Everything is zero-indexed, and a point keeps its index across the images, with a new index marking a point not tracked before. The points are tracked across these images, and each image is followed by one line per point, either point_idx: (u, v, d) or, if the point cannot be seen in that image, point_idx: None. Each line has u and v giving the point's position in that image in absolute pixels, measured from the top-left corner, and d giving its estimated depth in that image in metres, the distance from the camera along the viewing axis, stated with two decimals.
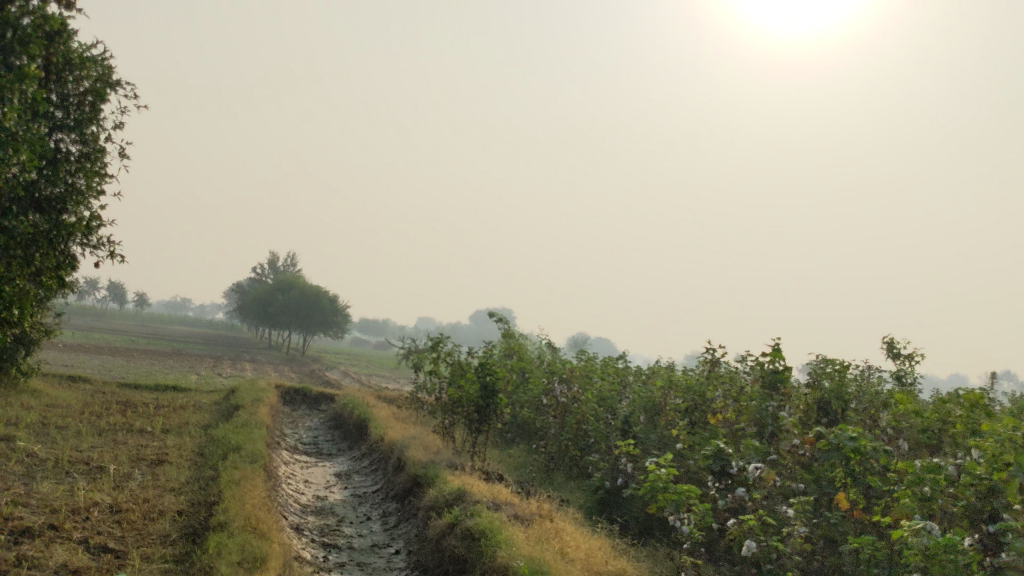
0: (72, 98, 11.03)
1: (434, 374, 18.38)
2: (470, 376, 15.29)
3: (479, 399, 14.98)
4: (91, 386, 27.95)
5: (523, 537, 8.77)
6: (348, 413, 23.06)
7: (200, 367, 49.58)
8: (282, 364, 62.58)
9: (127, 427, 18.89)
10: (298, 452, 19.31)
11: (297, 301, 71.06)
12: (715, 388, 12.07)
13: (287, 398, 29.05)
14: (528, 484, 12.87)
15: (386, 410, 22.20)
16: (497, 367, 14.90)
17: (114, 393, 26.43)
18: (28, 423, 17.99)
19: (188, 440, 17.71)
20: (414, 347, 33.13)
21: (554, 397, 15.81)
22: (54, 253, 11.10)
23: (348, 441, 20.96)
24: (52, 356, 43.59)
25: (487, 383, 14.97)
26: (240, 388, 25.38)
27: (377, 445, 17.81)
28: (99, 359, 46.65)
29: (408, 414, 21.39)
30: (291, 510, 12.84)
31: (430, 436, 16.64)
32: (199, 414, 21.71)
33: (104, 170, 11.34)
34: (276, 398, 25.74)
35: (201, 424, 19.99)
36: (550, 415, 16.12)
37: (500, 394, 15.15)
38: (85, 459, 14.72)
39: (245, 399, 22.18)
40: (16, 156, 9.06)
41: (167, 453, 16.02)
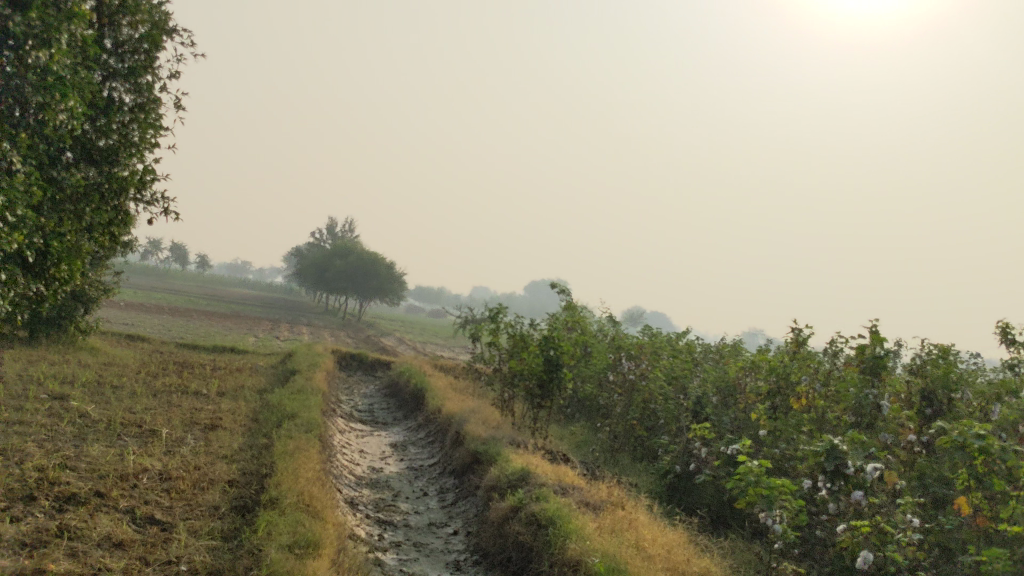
0: (127, 44, 10.48)
1: (494, 345, 17.66)
2: (533, 349, 14.48)
3: (542, 373, 14.21)
4: (149, 345, 27.88)
5: (595, 528, 8.05)
6: (405, 382, 22.57)
7: (257, 330, 49.68)
8: (338, 329, 62.64)
9: (182, 390, 18.60)
10: (353, 420, 18.81)
11: (354, 266, 71.10)
12: (800, 371, 11.19)
13: (343, 364, 28.73)
14: (594, 466, 12.16)
15: (443, 380, 21.59)
16: (562, 340, 14.05)
17: (171, 353, 26.28)
18: (84, 383, 17.78)
19: (243, 405, 17.32)
20: (472, 316, 32.52)
21: (621, 374, 15.04)
22: (106, 207, 10.64)
23: (404, 410, 20.43)
24: (114, 314, 44.00)
25: (551, 357, 14.15)
26: (296, 353, 25.02)
27: (434, 416, 17.21)
28: (159, 319, 47.00)
29: (466, 385, 20.81)
30: (346, 482, 12.29)
31: (489, 410, 15.97)
32: (254, 378, 21.37)
33: (158, 121, 10.85)
34: (332, 364, 25.39)
35: (256, 388, 19.64)
36: (615, 392, 15.36)
37: (564, 368, 14.31)
38: (138, 422, 14.38)
39: (301, 364, 21.81)
40: (65, 101, 8.51)
41: (221, 418, 15.63)
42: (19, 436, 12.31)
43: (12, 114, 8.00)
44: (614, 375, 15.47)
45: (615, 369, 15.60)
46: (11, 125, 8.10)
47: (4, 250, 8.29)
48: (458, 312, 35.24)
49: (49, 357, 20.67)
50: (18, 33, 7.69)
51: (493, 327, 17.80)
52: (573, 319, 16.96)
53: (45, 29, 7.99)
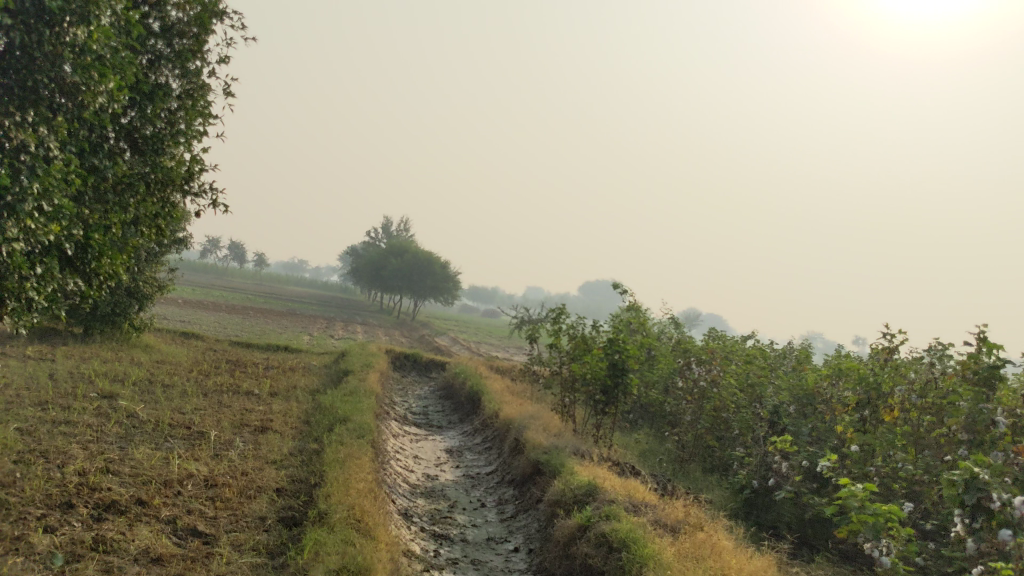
0: (175, 27, 9.90)
1: (554, 348, 16.88)
2: (597, 353, 13.66)
3: (606, 379, 13.38)
4: (204, 343, 27.65)
5: (675, 553, 7.26)
6: (460, 383, 21.93)
7: (312, 328, 49.58)
8: (392, 328, 62.41)
9: (234, 389, 18.16)
10: (407, 423, 18.20)
11: (409, 265, 70.89)
12: (894, 381, 10.22)
13: (397, 364, 28.21)
14: (664, 480, 11.35)
15: (500, 383, 20.88)
16: (629, 343, 13.20)
17: (225, 352, 25.98)
18: (135, 381, 17.41)
19: (295, 406, 16.81)
20: (529, 317, 31.78)
21: (691, 380, 14.18)
22: (152, 199, 10.09)
23: (459, 413, 19.78)
24: (170, 311, 44.20)
25: (617, 361, 13.31)
26: (350, 352, 24.52)
27: (491, 421, 16.51)
28: (215, 316, 47.11)
29: (523, 389, 20.09)
30: (400, 491, 11.63)
31: (550, 416, 15.21)
32: (307, 378, 20.88)
33: (206, 109, 10.28)
34: (386, 364, 24.87)
35: (309, 389, 19.15)
36: (684, 399, 14.51)
37: (630, 374, 13.38)
38: (186, 423, 13.90)
39: (354, 364, 21.28)
40: (104, 83, 7.94)
41: (272, 420, 15.11)
42: (64, 437, 11.88)
43: (48, 96, 7.44)
44: (683, 381, 14.58)
45: (683, 375, 14.72)
46: (50, 109, 7.54)
47: (39, 242, 7.74)
48: (514, 312, 34.56)
49: (102, 354, 20.42)
50: (54, 9, 7.11)
51: (554, 329, 17.01)
52: (638, 321, 16.10)
53: (82, 5, 7.43)
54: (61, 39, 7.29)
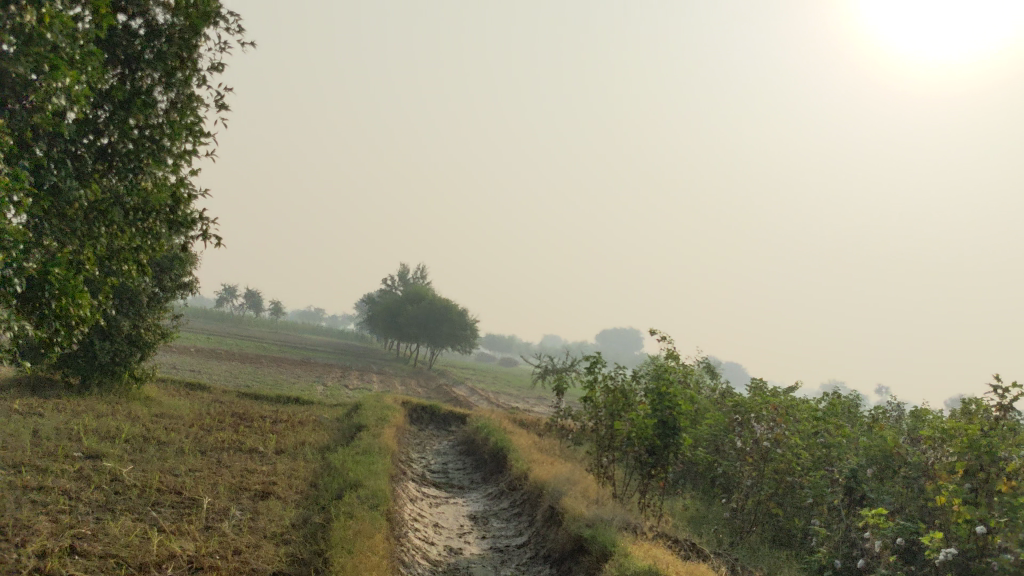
0: (159, 28, 8.44)
1: (590, 401, 15.22)
2: (644, 408, 12.01)
3: (655, 439, 11.69)
4: (210, 395, 26.08)
5: None
6: (483, 438, 20.26)
7: (326, 378, 48.05)
8: (409, 377, 60.76)
9: (237, 447, 16.56)
10: (426, 484, 16.54)
11: (426, 313, 69.43)
12: (1013, 446, 8.54)
13: (415, 416, 26.59)
14: (731, 560, 9.66)
15: (527, 438, 19.20)
16: (682, 398, 11.54)
17: (231, 404, 24.39)
18: (127, 439, 15.84)
19: (303, 466, 15.18)
20: (554, 366, 30.10)
21: (750, 440, 12.49)
22: (132, 230, 8.61)
23: (483, 472, 18.11)
24: (179, 360, 42.76)
25: (667, 418, 11.64)
26: (364, 404, 22.90)
27: (519, 483, 14.83)
28: (227, 366, 45.64)
29: (552, 446, 18.42)
30: (419, 571, 9.96)
31: (587, 480, 13.52)
32: (317, 433, 19.26)
33: (197, 125, 8.85)
34: (403, 418, 23.23)
35: (318, 445, 17.54)
36: (741, 462, 12.84)
37: (683, 433, 11.70)
38: (177, 488, 12.29)
39: (369, 417, 19.67)
40: (63, 84, 6.46)
41: (276, 483, 13.48)
42: (33, 507, 10.29)
43: None
44: (742, 441, 12.88)
45: (740, 433, 13.03)
46: None
47: None
48: (536, 361, 32.92)
49: (97, 408, 18.87)
50: None
51: (590, 379, 15.39)
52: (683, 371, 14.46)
53: None
54: (3, 20, 5.84)
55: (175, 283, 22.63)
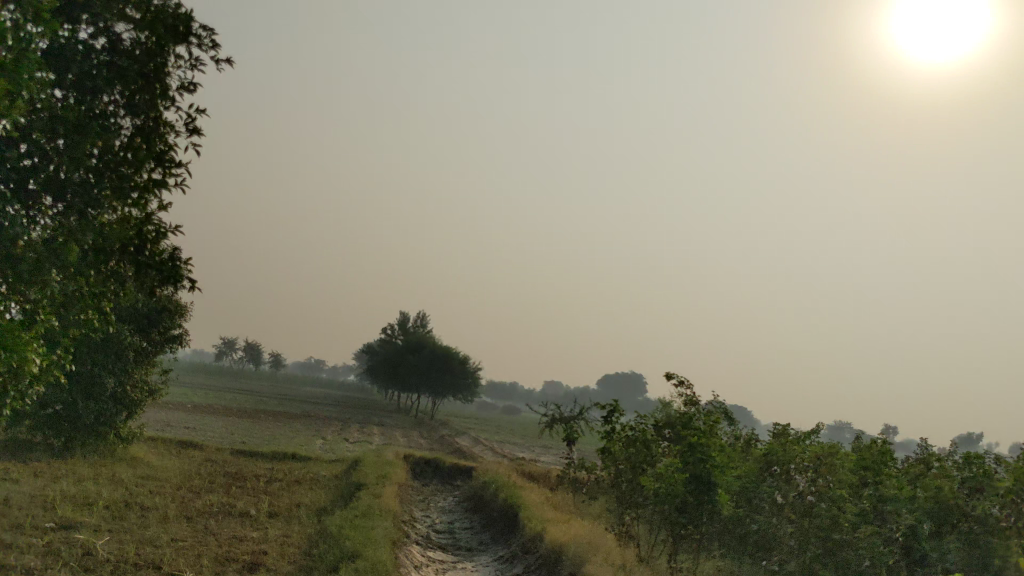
0: (122, 45, 7.50)
1: (608, 454, 14.02)
2: (673, 460, 10.83)
3: (687, 496, 10.54)
4: (201, 453, 24.80)
5: None
6: (491, 495, 19.03)
7: (326, 432, 46.69)
8: (410, 428, 59.31)
9: (226, 512, 15.34)
10: (432, 547, 15.30)
11: (427, 362, 68.11)
12: None
13: (418, 471, 25.32)
14: None
15: (538, 493, 17.95)
16: (716, 449, 10.35)
17: (223, 463, 23.11)
18: (107, 506, 14.62)
19: (297, 532, 13.95)
20: (561, 415, 28.86)
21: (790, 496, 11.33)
22: (90, 272, 7.59)
23: (492, 532, 16.87)
24: (173, 417, 41.46)
25: (699, 473, 10.45)
26: (364, 460, 21.66)
27: (533, 546, 13.62)
28: (223, 421, 44.27)
29: (566, 502, 17.18)
30: None
31: (610, 543, 12.27)
32: (314, 493, 18.02)
33: (166, 154, 7.88)
34: (405, 474, 21.98)
35: (315, 507, 16.31)
36: (781, 520, 11.68)
37: (718, 489, 10.55)
38: (158, 562, 11.09)
39: (369, 475, 18.44)
40: None
41: (266, 553, 12.25)
42: None
43: None
44: (781, 495, 11.67)
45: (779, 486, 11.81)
46: None
47: None
48: (542, 409, 31.72)
49: (77, 471, 17.64)
50: None
51: (607, 429, 14.21)
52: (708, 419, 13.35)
53: None
54: None
55: (164, 336, 21.51)
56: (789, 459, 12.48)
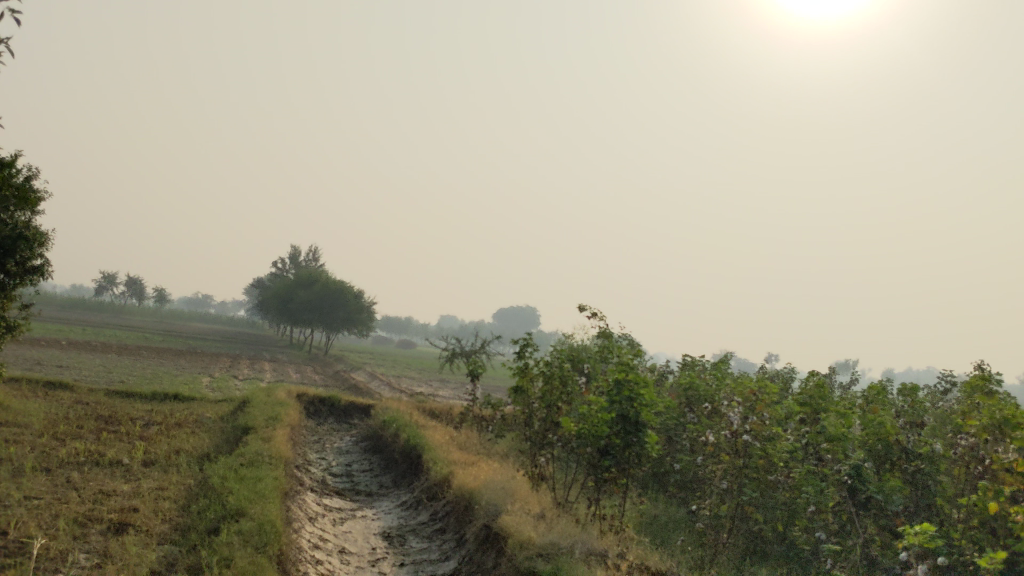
0: None
1: (519, 389, 12.90)
2: (596, 399, 9.69)
3: (612, 438, 9.35)
4: (71, 395, 22.73)
5: None
6: (390, 434, 17.82)
7: (215, 369, 44.60)
8: (302, 364, 57.39)
9: (94, 462, 13.69)
10: (328, 494, 14.03)
11: (320, 296, 66.00)
12: None
13: (311, 410, 23.89)
14: None
15: (442, 433, 16.78)
16: (645, 386, 9.25)
17: (96, 405, 21.20)
18: None
19: (174, 484, 12.43)
20: (462, 349, 27.74)
21: (723, 432, 10.19)
22: None
23: (393, 475, 15.70)
24: (46, 356, 38.72)
25: (626, 413, 9.33)
26: (253, 400, 20.13)
27: (440, 491, 12.50)
28: (101, 359, 41.58)
29: (472, 442, 16.12)
30: None
31: (526, 488, 11.19)
32: (196, 438, 16.44)
33: None
34: (298, 414, 20.56)
35: (197, 453, 14.80)
36: (708, 461, 10.83)
37: (647, 429, 9.35)
38: (5, 525, 9.48)
39: (257, 416, 16.97)
40: None
41: (138, 509, 10.78)
42: None
43: None
44: (709, 433, 10.86)
45: (707, 423, 10.90)
46: None
47: None
48: (441, 343, 30.56)
49: None
50: None
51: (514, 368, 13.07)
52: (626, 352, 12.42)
53: None
54: None
55: (21, 267, 19.40)
56: (716, 395, 11.62)
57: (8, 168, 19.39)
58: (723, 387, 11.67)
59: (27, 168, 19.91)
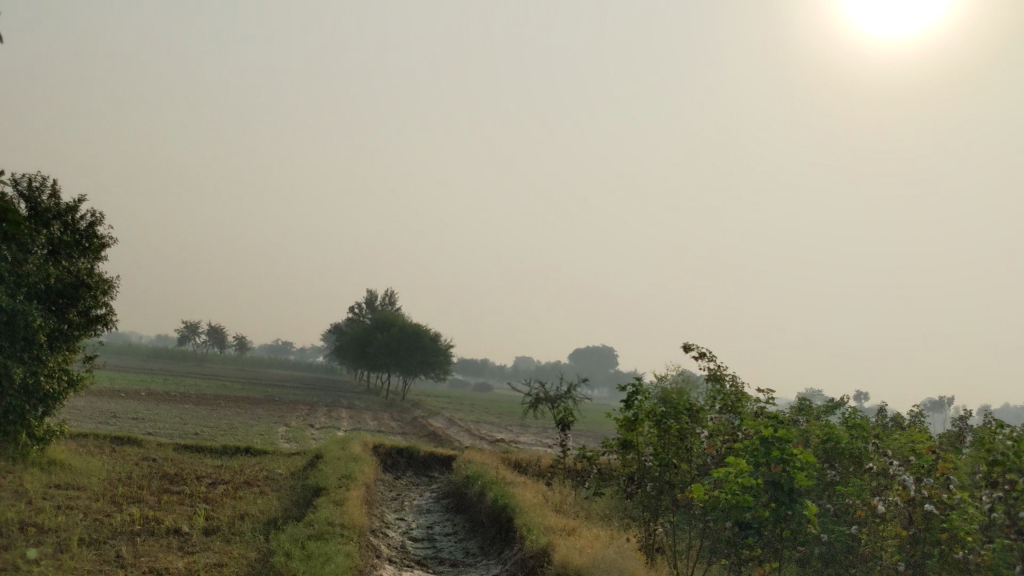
0: None
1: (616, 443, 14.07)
2: (736, 461, 7.84)
3: (760, 512, 7.50)
4: (139, 450, 21.60)
5: None
6: (475, 492, 16.11)
7: (291, 418, 43.57)
8: (379, 410, 56.24)
9: (149, 531, 12.24)
10: (411, 564, 12.36)
11: (396, 340, 64.96)
12: None
13: (389, 462, 22.36)
14: None
15: (532, 491, 15.05)
16: (802, 447, 7.36)
17: (163, 462, 19.98)
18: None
19: (236, 558, 10.91)
20: (546, 394, 26.00)
21: (898, 500, 8.24)
22: None
23: (481, 540, 13.96)
24: (123, 408, 38.08)
25: (778, 479, 7.44)
26: (326, 454, 18.69)
27: (538, 565, 10.73)
28: (178, 410, 40.83)
29: (569, 504, 14.31)
30: None
31: (642, 564, 9.39)
32: (265, 499, 14.98)
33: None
34: (375, 469, 19.01)
35: (264, 519, 13.28)
36: (877, 537, 8.82)
37: (804, 499, 7.50)
38: None
39: (330, 474, 15.43)
40: None
41: None
42: None
43: None
44: (875, 501, 8.91)
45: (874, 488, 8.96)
46: None
47: None
48: (523, 387, 28.87)
49: None
50: None
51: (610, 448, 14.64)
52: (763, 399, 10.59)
53: None
54: None
55: (84, 316, 18.40)
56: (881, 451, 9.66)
57: (71, 214, 18.45)
58: (880, 442, 9.72)
59: (90, 213, 18.96)
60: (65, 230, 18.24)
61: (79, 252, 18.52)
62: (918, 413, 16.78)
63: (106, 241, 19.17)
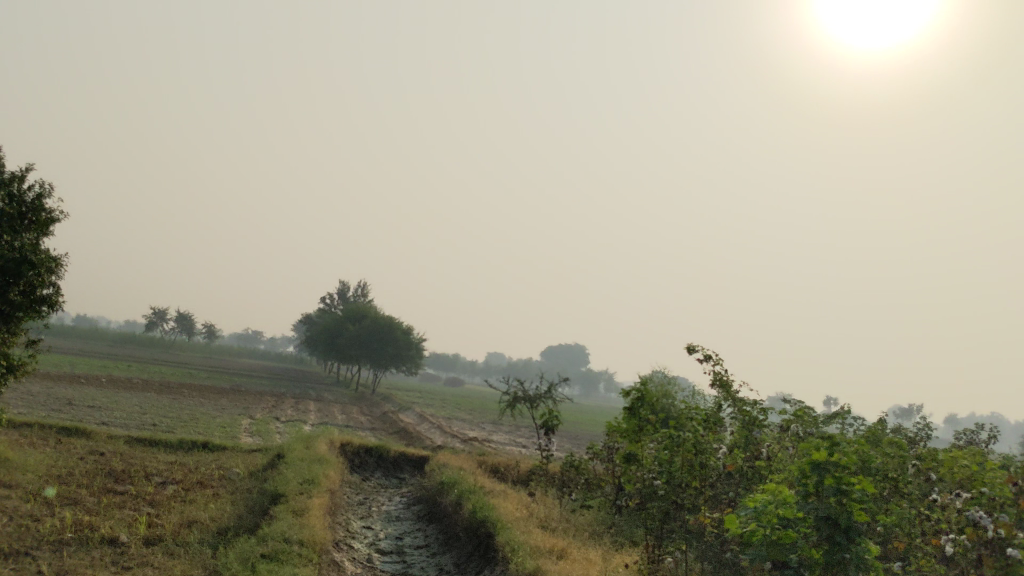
0: None
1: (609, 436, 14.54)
2: (780, 489, 6.56)
3: (810, 557, 6.18)
4: (87, 443, 19.94)
5: None
6: (451, 500, 14.73)
7: (257, 410, 41.85)
8: (350, 404, 54.61)
9: (77, 542, 10.68)
10: None
11: (368, 333, 63.34)
12: None
13: (357, 463, 20.89)
14: None
15: (512, 502, 13.66)
16: (864, 476, 6.11)
17: (111, 457, 18.35)
18: None
19: None
20: (525, 393, 24.68)
21: (969, 541, 6.78)
22: None
23: (456, 556, 12.60)
24: (82, 395, 36.28)
25: (832, 514, 6.19)
26: (288, 454, 17.16)
27: None
28: (139, 399, 39.03)
29: (556, 521, 12.93)
30: None
31: None
32: (217, 505, 13.47)
33: None
34: (342, 472, 17.57)
35: (213, 528, 11.77)
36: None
37: (866, 542, 6.20)
38: None
39: (291, 479, 13.96)
40: None
41: None
42: None
43: None
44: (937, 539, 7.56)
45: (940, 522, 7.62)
46: None
47: None
48: (501, 384, 27.52)
49: None
50: None
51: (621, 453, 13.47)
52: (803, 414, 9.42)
53: None
54: None
55: (26, 297, 16.73)
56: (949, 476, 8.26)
57: (16, 184, 16.82)
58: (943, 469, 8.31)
59: (37, 184, 17.30)
60: (8, 201, 16.64)
61: (24, 226, 16.91)
62: (926, 425, 15.65)
63: (55, 215, 17.57)
